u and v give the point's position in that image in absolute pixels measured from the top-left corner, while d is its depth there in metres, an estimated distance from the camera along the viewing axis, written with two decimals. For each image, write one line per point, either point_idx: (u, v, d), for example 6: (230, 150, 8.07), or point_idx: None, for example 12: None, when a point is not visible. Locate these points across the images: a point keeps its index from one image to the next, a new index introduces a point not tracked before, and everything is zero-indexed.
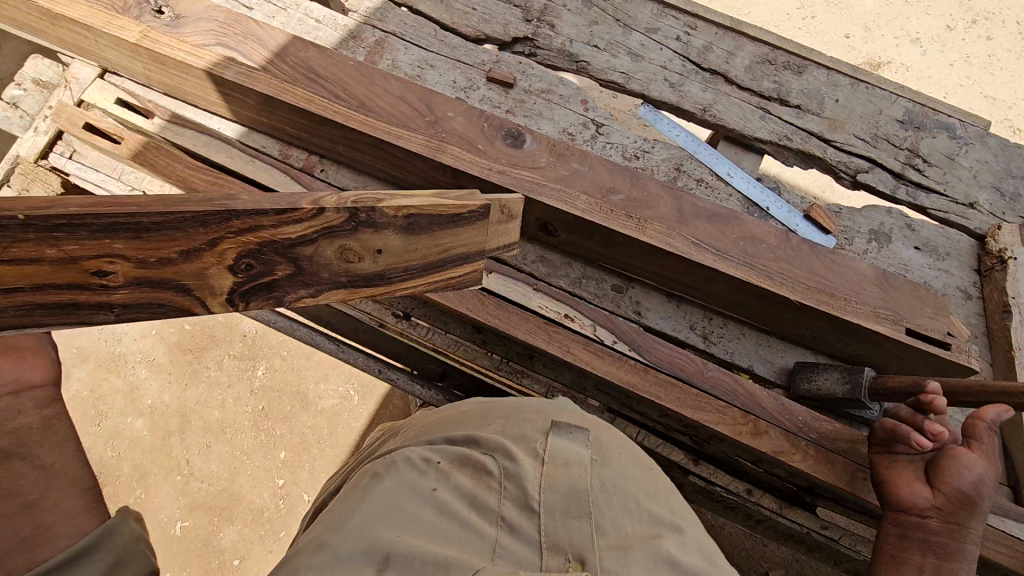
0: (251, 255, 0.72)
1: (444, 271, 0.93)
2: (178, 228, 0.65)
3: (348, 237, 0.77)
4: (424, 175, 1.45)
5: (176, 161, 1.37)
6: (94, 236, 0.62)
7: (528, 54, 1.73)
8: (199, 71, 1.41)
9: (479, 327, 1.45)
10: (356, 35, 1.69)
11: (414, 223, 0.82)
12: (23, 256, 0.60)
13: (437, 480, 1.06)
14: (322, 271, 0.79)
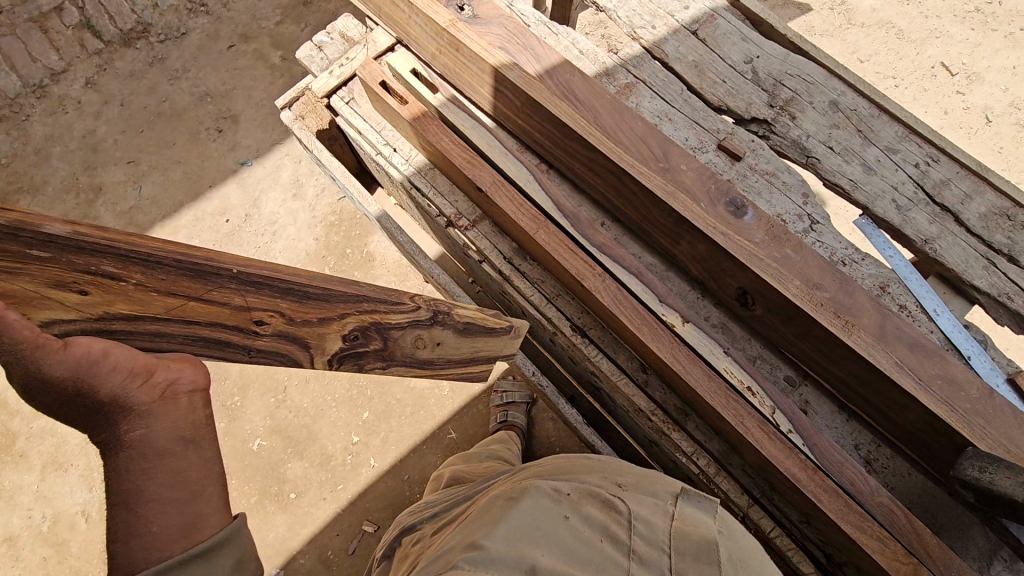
0: (363, 330, 1.08)
1: (463, 361, 1.34)
2: (328, 297, 1.00)
3: (424, 329, 1.18)
4: (645, 213, 1.53)
5: (443, 133, 1.54)
6: (269, 295, 0.94)
7: (762, 136, 1.78)
8: (486, 65, 1.58)
9: (648, 366, 1.49)
10: (611, 73, 1.82)
11: (467, 329, 1.28)
12: (218, 298, 0.89)
13: (570, 510, 1.13)
14: (399, 353, 1.17)
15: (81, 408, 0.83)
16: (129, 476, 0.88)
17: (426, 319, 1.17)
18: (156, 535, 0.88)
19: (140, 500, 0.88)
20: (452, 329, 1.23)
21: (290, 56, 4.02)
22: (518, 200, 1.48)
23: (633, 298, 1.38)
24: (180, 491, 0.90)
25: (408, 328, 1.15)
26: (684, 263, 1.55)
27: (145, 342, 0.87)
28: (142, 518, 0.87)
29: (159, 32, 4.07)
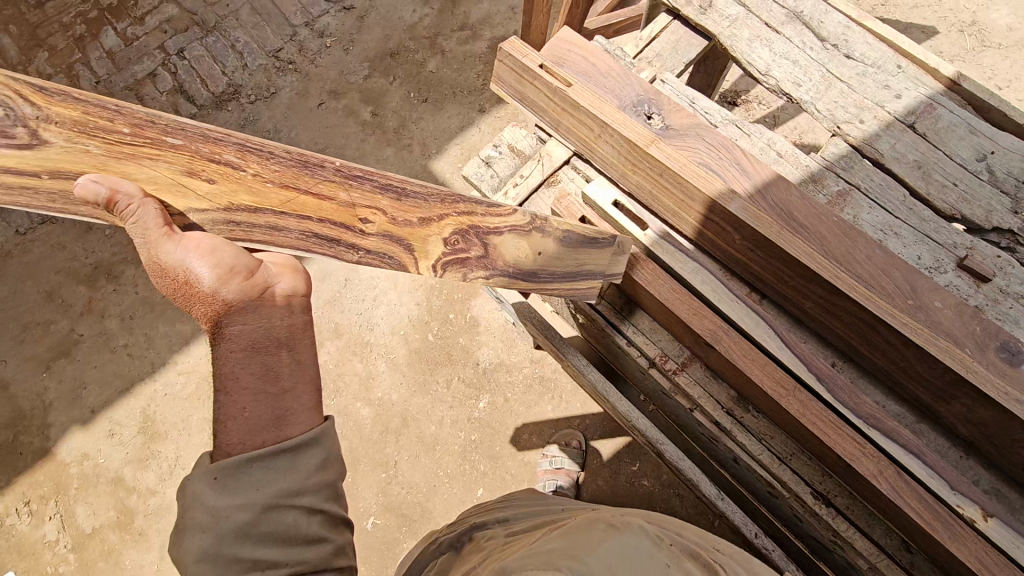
0: (461, 232, 1.14)
1: (566, 277, 1.33)
2: (422, 199, 1.08)
3: (527, 234, 1.23)
4: (903, 364, 1.32)
5: (662, 279, 1.37)
6: (371, 193, 1.02)
7: (1006, 248, 1.53)
8: (700, 194, 1.39)
9: (919, 547, 1.30)
10: (818, 178, 1.61)
11: (569, 239, 1.30)
12: (326, 192, 0.97)
13: (673, 561, 1.11)
14: (499, 260, 1.20)
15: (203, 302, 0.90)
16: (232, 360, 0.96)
17: (525, 229, 1.23)
18: (249, 423, 0.99)
19: (245, 390, 0.97)
20: (552, 244, 1.28)
21: (379, 111, 3.92)
22: (758, 359, 1.30)
23: (916, 484, 1.20)
24: (271, 385, 1.00)
25: (497, 238, 1.19)
26: (949, 420, 1.34)
27: (264, 237, 0.93)
28: (237, 405, 0.98)
29: (249, 93, 4.03)
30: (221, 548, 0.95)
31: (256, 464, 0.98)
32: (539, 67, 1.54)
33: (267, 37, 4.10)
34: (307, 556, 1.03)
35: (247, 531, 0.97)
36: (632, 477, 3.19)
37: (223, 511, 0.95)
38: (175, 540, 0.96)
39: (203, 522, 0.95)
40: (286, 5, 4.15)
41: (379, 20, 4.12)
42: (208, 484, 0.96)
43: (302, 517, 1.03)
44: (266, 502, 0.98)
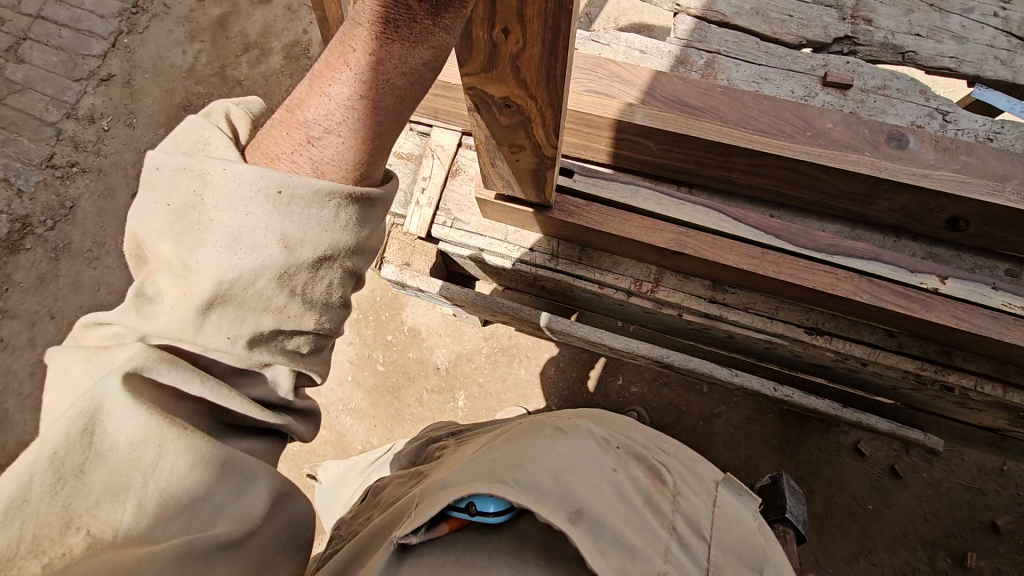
0: (518, 108, 0.98)
1: (507, 176, 1.27)
2: (544, 79, 0.88)
3: (531, 135, 1.06)
4: (829, 186, 1.44)
5: (612, 215, 1.40)
6: (535, 39, 0.79)
7: (849, 53, 1.72)
8: (605, 120, 1.39)
9: (901, 330, 1.48)
10: (684, 59, 1.68)
11: (539, 175, 1.21)
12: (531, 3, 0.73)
13: (618, 465, 1.13)
14: (499, 122, 1.05)
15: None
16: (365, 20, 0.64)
17: (531, 151, 1.12)
18: (356, 151, 0.69)
19: (365, 85, 0.66)
20: (540, 164, 1.16)
21: None
22: (719, 243, 1.38)
23: (886, 282, 1.35)
24: (388, 119, 0.68)
25: (521, 129, 1.05)
26: (877, 216, 1.51)
27: None
28: (371, 86, 0.66)
29: (42, 219, 3.38)
30: (254, 287, 0.71)
31: (327, 202, 0.70)
32: None
33: (28, 148, 3.45)
34: (330, 324, 0.79)
35: (287, 273, 0.72)
36: (622, 390, 3.10)
37: (257, 226, 0.69)
38: (177, 215, 0.69)
39: (238, 234, 0.69)
40: (30, 102, 3.50)
41: (151, 77, 3.58)
42: (261, 188, 0.68)
43: (339, 283, 0.77)
44: (324, 251, 0.73)
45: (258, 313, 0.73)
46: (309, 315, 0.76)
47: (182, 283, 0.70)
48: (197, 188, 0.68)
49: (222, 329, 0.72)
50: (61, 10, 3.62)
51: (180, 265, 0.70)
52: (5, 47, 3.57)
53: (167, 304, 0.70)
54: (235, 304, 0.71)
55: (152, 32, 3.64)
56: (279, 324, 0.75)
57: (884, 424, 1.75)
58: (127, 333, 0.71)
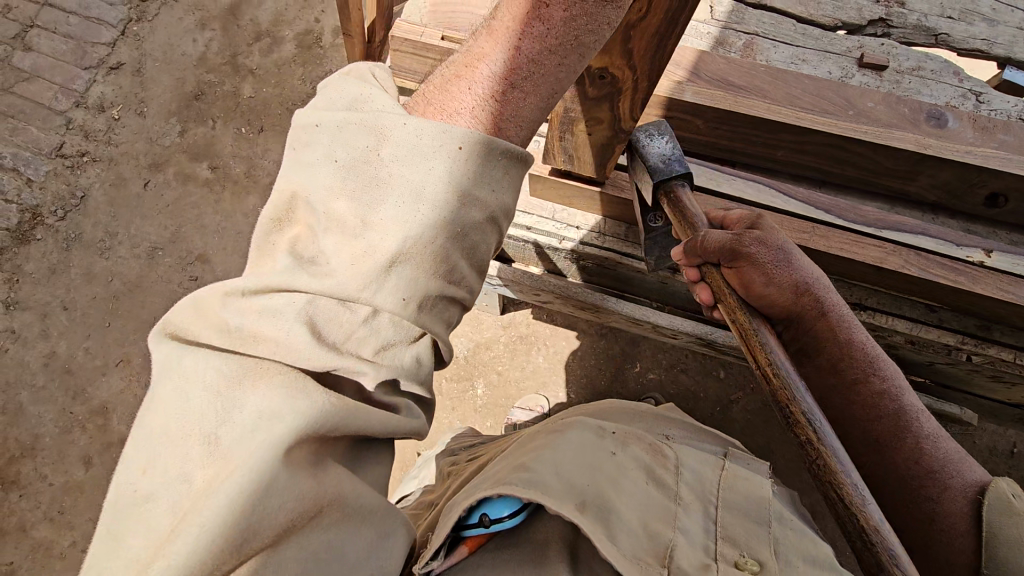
0: (613, 79, 1.04)
1: (571, 152, 1.34)
2: (651, 49, 0.95)
3: (615, 107, 1.12)
4: (875, 164, 1.46)
5: None
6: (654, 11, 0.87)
7: (883, 35, 1.75)
8: (656, 98, 1.41)
9: (942, 304, 1.51)
10: (723, 40, 1.71)
11: (605, 148, 1.29)
12: None
13: (618, 446, 1.14)
14: (587, 92, 1.10)
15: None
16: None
17: (607, 125, 1.20)
18: (533, 103, 0.83)
19: (550, 43, 0.80)
20: (611, 139, 1.25)
21: (218, 163, 3.43)
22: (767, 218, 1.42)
23: (932, 255, 1.38)
24: (558, 73, 0.82)
25: (608, 102, 1.11)
26: (918, 193, 1.53)
27: None
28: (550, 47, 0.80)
29: (53, 209, 3.34)
30: (429, 245, 0.79)
31: (497, 155, 0.81)
32: (442, 40, 1.55)
33: (37, 138, 3.40)
34: (471, 294, 0.85)
35: (459, 229, 0.80)
36: (640, 377, 3.12)
37: (436, 179, 0.79)
38: (354, 169, 0.78)
39: (419, 188, 0.78)
40: (39, 91, 3.45)
41: (161, 65, 3.55)
42: (442, 143, 0.79)
43: (494, 246, 0.86)
44: (489, 207, 0.82)
45: (433, 271, 0.79)
46: (466, 282, 0.84)
47: (357, 240, 0.76)
48: (376, 143, 0.78)
49: (396, 290, 0.77)
50: None
51: (358, 224, 0.76)
52: (12, 35, 3.52)
53: (344, 261, 0.75)
54: (413, 265, 0.78)
55: (162, 21, 3.60)
56: (441, 288, 0.81)
57: (924, 398, 1.84)
58: (287, 298, 0.74)
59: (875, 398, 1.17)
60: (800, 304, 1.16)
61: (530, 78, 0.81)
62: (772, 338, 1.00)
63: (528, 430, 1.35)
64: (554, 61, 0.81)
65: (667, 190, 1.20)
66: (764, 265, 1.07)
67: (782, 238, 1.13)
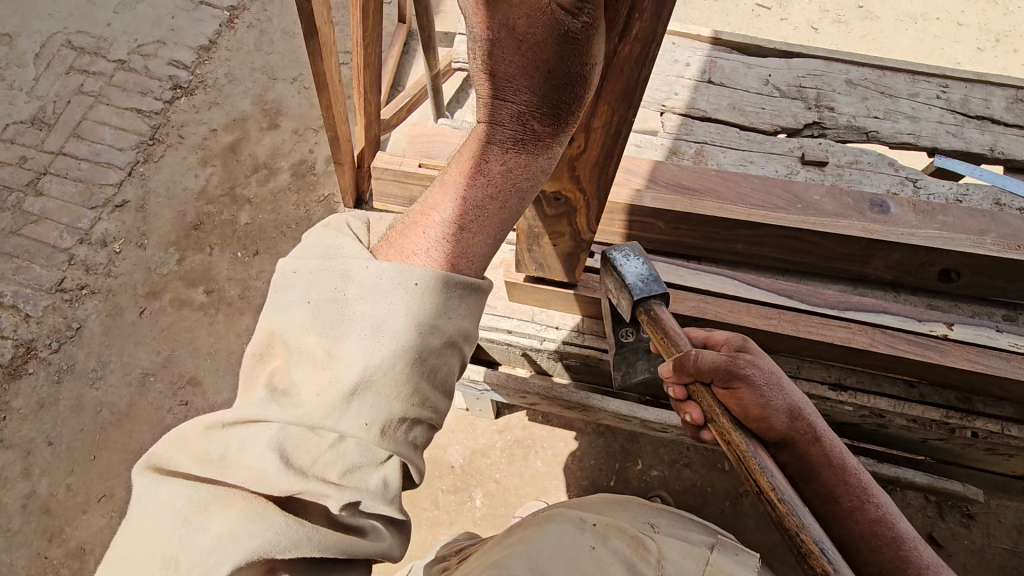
0: (565, 200, 1.17)
1: (540, 263, 1.45)
2: (595, 178, 1.10)
3: (575, 223, 1.25)
4: (829, 250, 1.55)
5: None
6: (591, 147, 1.03)
7: (820, 136, 1.93)
8: (617, 205, 1.53)
9: (919, 379, 1.53)
10: (676, 150, 1.88)
11: (570, 258, 1.40)
12: (598, 123, 0.98)
13: (597, 541, 1.13)
14: (546, 213, 1.22)
15: (505, 60, 0.79)
16: (494, 146, 0.86)
17: (569, 236, 1.30)
18: (481, 243, 0.88)
19: (494, 190, 0.87)
20: (574, 249, 1.35)
21: (213, 287, 3.55)
22: (738, 308, 1.49)
23: (897, 332, 1.45)
24: (502, 214, 0.88)
25: (566, 218, 1.23)
26: (876, 274, 1.61)
27: (626, 71, 0.89)
28: (493, 193, 0.87)
29: (48, 342, 3.38)
30: (390, 373, 0.81)
31: (450, 293, 0.85)
32: (419, 167, 1.69)
33: (40, 275, 3.53)
34: (438, 412, 0.87)
35: (419, 356, 0.84)
36: (643, 474, 3.03)
37: (394, 314, 0.83)
38: (318, 309, 0.83)
39: (380, 321, 0.82)
40: (46, 231, 3.64)
41: (163, 200, 3.78)
42: (400, 282, 0.84)
43: (457, 365, 0.89)
44: (447, 335, 0.85)
45: (394, 400, 0.81)
46: (430, 403, 0.85)
47: (321, 374, 0.80)
48: (340, 284, 0.84)
49: (359, 417, 0.80)
50: (81, 146, 3.89)
51: (323, 358, 0.81)
52: (26, 182, 3.78)
53: (308, 393, 0.80)
54: (373, 392, 0.80)
55: (167, 161, 3.90)
56: (405, 412, 0.82)
57: (923, 477, 1.80)
58: (256, 430, 0.79)
59: (872, 526, 1.13)
60: (795, 427, 1.16)
61: (477, 222, 0.87)
62: (770, 463, 1.02)
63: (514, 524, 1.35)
64: (498, 205, 0.88)
65: (647, 309, 1.23)
66: (758, 385, 1.09)
67: (769, 359, 1.17)
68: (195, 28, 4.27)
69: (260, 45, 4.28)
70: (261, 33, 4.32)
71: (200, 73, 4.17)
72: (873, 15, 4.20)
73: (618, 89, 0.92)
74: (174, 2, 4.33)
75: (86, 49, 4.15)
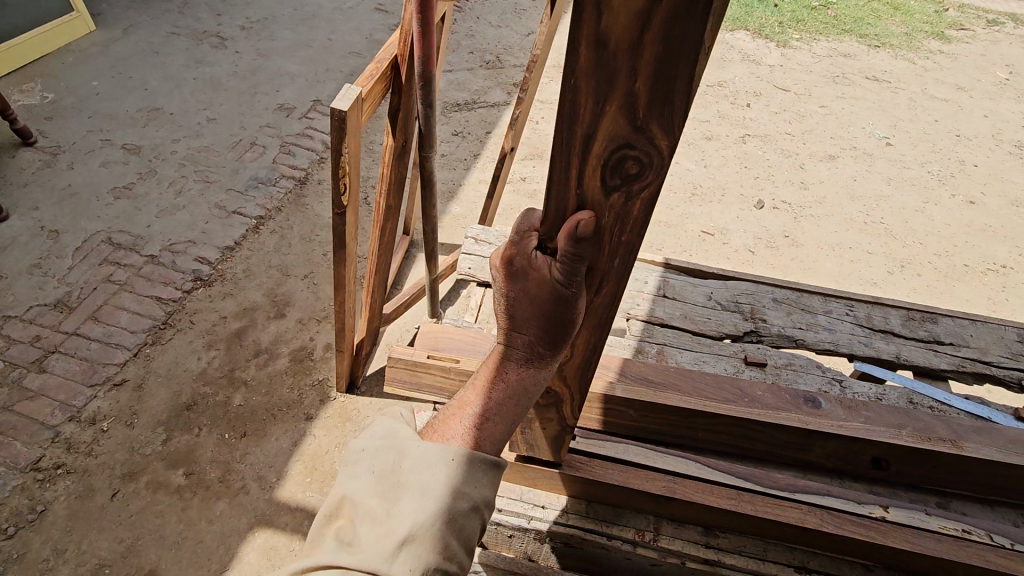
0: (555, 396, 1.47)
1: (529, 442, 1.67)
2: (579, 381, 1.41)
3: (564, 414, 1.52)
4: (777, 438, 1.82)
5: (613, 467, 1.74)
6: (578, 359, 1.36)
7: (757, 342, 2.35)
8: (595, 394, 1.82)
9: (874, 562, 1.69)
10: (641, 349, 2.26)
11: (557, 441, 1.63)
12: (583, 344, 1.32)
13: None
14: (540, 405, 1.52)
15: (520, 309, 1.17)
16: (510, 363, 1.20)
17: (555, 422, 1.56)
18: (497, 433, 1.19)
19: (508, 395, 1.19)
20: (560, 433, 1.59)
21: (194, 468, 3.54)
22: (705, 488, 1.70)
23: (843, 513, 1.66)
24: (513, 413, 1.20)
25: (555, 408, 1.51)
26: (819, 461, 1.86)
27: (602, 313, 1.24)
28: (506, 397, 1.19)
29: (4, 527, 3.22)
30: (429, 528, 1.13)
31: (474, 467, 1.18)
32: (427, 357, 2.00)
33: (18, 452, 3.50)
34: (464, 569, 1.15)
35: (449, 515, 1.15)
36: None
37: (435, 481, 1.16)
38: (383, 476, 1.18)
39: (423, 487, 1.16)
40: (37, 408, 3.71)
41: (162, 380, 3.95)
42: (440, 457, 1.18)
43: (477, 529, 1.19)
44: (471, 501, 1.16)
45: (429, 552, 1.11)
46: (457, 559, 1.14)
47: (382, 525, 1.13)
48: (399, 458, 1.20)
49: (406, 562, 1.09)
50: (95, 328, 4.17)
51: (383, 515, 1.14)
52: (31, 359, 3.96)
53: (370, 540, 1.11)
54: (417, 543, 1.11)
55: (173, 343, 4.17)
56: (439, 564, 1.11)
57: None
58: (328, 573, 1.07)
59: None
60: None
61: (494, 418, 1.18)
62: None
63: None
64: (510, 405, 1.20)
65: None
66: None
67: None
68: (224, 231, 4.92)
69: (279, 247, 4.91)
70: (282, 237, 4.98)
71: (221, 268, 4.68)
72: (796, 243, 5.12)
73: (595, 324, 1.27)
74: (210, 210, 5.05)
75: (123, 245, 4.70)
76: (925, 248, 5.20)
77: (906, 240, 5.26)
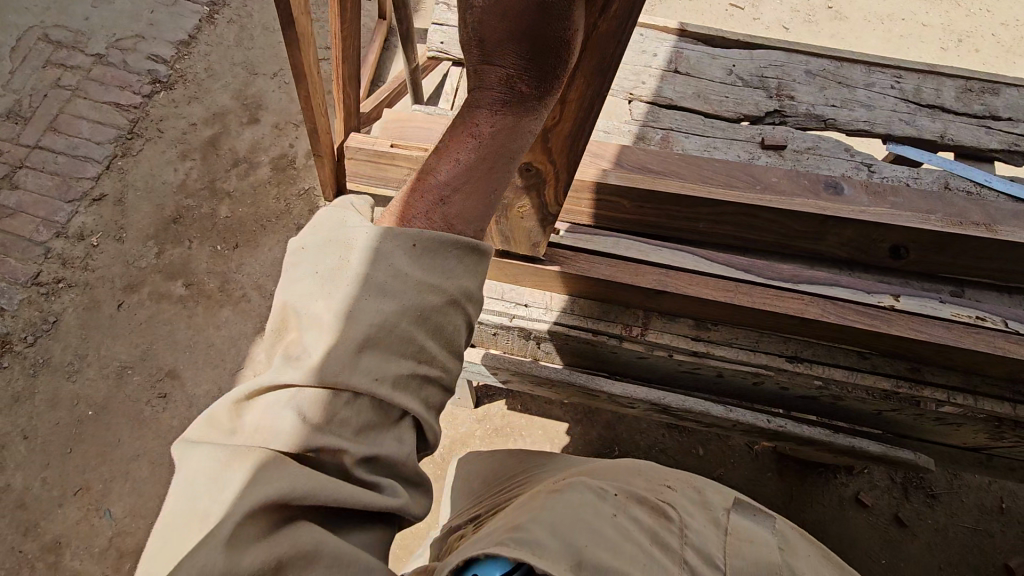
0: (539, 172, 1.27)
1: (506, 235, 1.52)
2: (569, 151, 1.21)
3: (546, 195, 1.34)
4: (788, 228, 1.61)
5: (601, 261, 1.60)
6: (568, 118, 1.14)
7: (780, 123, 2.01)
8: (584, 184, 1.58)
9: (870, 350, 1.62)
10: (643, 136, 1.96)
11: (536, 232, 1.47)
12: (574, 95, 1.09)
13: (618, 509, 1.20)
14: (521, 186, 1.31)
15: (490, 26, 0.89)
16: (485, 109, 0.94)
17: (535, 210, 1.39)
18: (476, 204, 0.96)
19: (485, 152, 0.95)
20: (540, 224, 1.43)
21: (193, 280, 3.55)
22: (700, 281, 1.57)
23: (848, 303, 1.53)
24: (496, 175, 0.96)
25: (536, 190, 1.32)
26: (831, 251, 1.69)
27: (600, 45, 1.00)
28: (485, 155, 0.95)
29: (23, 336, 3.36)
30: (396, 330, 0.88)
31: (451, 253, 0.93)
32: (391, 148, 1.73)
33: (15, 268, 3.50)
34: (450, 375, 0.94)
35: (421, 314, 0.91)
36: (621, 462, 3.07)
37: (399, 276, 0.89)
38: (329, 277, 0.89)
39: (386, 283, 0.89)
40: (21, 225, 3.61)
41: (142, 194, 3.77)
42: (402, 247, 0.91)
43: (461, 327, 0.95)
44: (449, 293, 0.92)
45: (398, 356, 0.89)
46: (440, 362, 0.92)
47: (332, 334, 0.86)
48: (346, 254, 0.90)
49: (371, 371, 0.86)
50: (58, 140, 3.87)
51: (333, 322, 0.87)
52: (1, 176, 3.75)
53: (319, 354, 0.85)
54: (380, 350, 0.87)
55: (145, 154, 3.89)
56: (415, 369, 0.89)
57: (876, 445, 1.85)
58: (277, 394, 0.86)
59: None
60: None
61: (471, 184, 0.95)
62: None
63: (525, 492, 1.42)
64: (490, 165, 0.96)
65: None
66: None
67: None
68: (174, 22, 4.26)
69: (240, 40, 4.29)
70: (241, 29, 4.33)
71: (179, 68, 4.16)
72: (839, 15, 4.34)
73: (590, 63, 1.04)
74: None
75: (63, 42, 4.12)
76: (992, 17, 4.40)
77: (971, 9, 4.43)
